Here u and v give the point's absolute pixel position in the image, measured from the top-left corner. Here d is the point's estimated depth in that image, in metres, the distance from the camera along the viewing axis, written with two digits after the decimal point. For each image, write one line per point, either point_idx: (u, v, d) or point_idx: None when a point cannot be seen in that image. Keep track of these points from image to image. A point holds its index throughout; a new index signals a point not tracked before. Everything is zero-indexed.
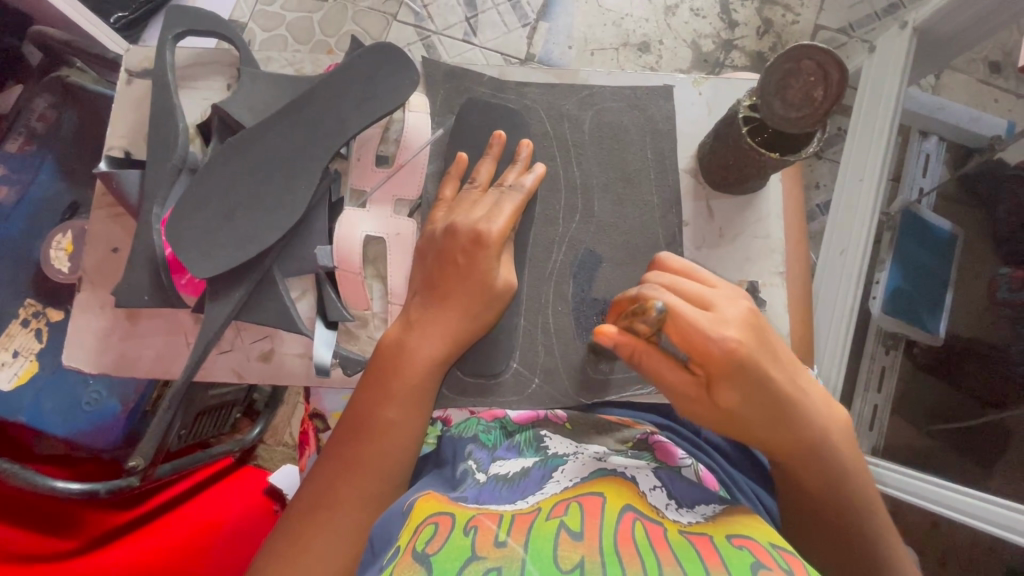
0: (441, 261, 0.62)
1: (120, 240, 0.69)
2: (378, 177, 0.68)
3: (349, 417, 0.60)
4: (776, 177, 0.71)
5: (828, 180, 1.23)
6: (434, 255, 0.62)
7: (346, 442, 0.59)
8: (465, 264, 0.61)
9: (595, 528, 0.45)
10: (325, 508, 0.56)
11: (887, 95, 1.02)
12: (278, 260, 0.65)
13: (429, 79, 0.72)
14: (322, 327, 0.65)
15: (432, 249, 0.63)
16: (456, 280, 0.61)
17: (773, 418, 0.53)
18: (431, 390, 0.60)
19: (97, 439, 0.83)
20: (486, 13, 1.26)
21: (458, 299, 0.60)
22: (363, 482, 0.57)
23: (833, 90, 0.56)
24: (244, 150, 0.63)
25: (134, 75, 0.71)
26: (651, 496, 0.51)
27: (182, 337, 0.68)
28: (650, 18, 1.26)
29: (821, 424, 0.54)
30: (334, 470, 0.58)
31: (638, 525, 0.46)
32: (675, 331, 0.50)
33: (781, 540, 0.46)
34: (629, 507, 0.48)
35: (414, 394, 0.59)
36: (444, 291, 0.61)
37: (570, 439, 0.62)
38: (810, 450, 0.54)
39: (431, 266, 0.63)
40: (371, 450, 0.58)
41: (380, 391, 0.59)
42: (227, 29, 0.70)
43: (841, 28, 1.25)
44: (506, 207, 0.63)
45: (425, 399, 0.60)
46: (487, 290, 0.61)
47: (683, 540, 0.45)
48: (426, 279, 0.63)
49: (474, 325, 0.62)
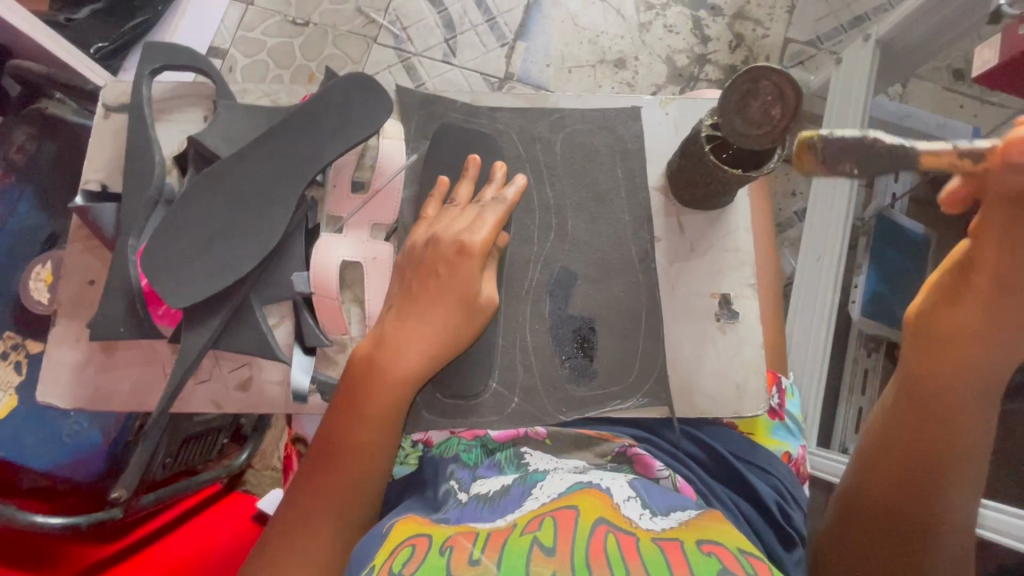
0: (419, 274, 0.63)
1: (96, 273, 0.70)
2: (354, 203, 0.69)
3: (316, 454, 0.61)
4: (744, 192, 0.73)
5: (804, 188, 1.23)
6: (413, 270, 0.64)
7: (311, 477, 0.60)
8: (424, 301, 0.62)
9: (568, 541, 0.46)
10: (289, 541, 0.57)
11: (855, 105, 1.05)
12: (255, 287, 0.65)
13: (404, 105, 0.74)
14: (300, 353, 0.66)
15: (411, 265, 0.64)
16: (415, 320, 0.61)
17: (950, 426, 0.54)
18: (406, 406, 0.61)
19: (77, 471, 0.82)
20: (464, 34, 1.29)
21: (414, 340, 0.61)
22: (322, 518, 0.58)
23: (790, 106, 0.57)
24: (218, 180, 0.64)
25: (111, 109, 0.72)
26: (625, 508, 0.52)
27: (159, 367, 0.68)
28: (625, 35, 1.29)
29: (958, 460, 0.54)
30: (298, 503, 0.59)
31: (611, 537, 0.47)
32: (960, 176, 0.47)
33: (750, 548, 0.50)
34: (602, 519, 0.48)
35: (389, 409, 0.60)
36: (400, 335, 0.61)
37: (550, 455, 0.64)
38: (921, 468, 0.55)
39: (410, 279, 0.64)
40: (337, 484, 0.59)
41: (354, 409, 0.60)
42: (203, 63, 0.71)
43: (810, 41, 1.28)
44: (488, 221, 0.64)
45: (400, 414, 0.61)
46: (475, 311, 0.62)
47: (653, 546, 0.46)
48: (404, 292, 0.64)
49: (458, 335, 0.62)
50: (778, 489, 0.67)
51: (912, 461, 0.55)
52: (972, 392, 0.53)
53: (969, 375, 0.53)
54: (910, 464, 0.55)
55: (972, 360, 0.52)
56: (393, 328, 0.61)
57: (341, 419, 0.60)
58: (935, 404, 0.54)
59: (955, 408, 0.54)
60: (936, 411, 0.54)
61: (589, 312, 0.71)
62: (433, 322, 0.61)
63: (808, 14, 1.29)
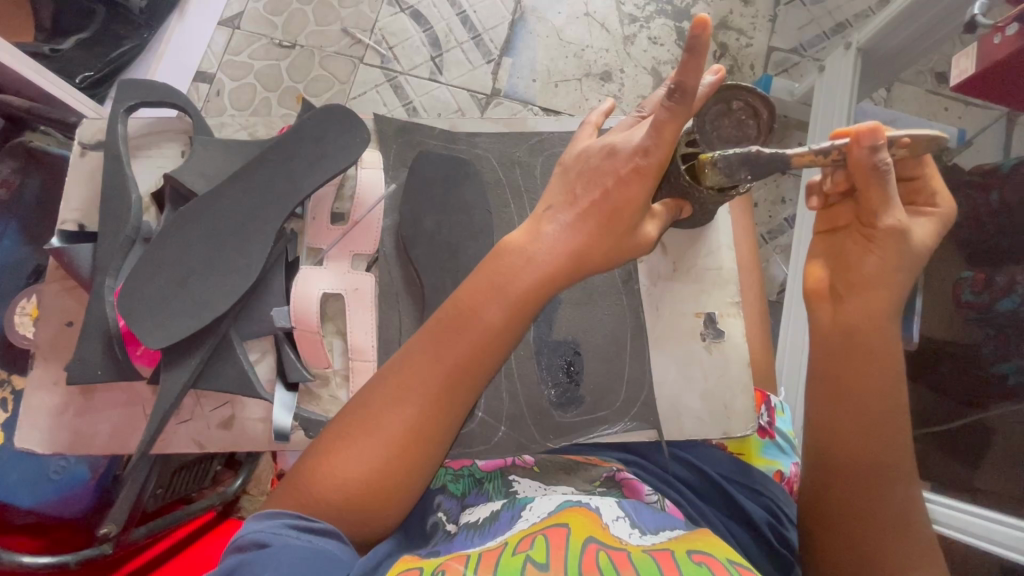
0: (589, 189, 0.55)
1: (73, 313, 0.72)
2: (334, 235, 0.70)
3: (351, 415, 0.54)
4: (726, 210, 0.73)
5: (794, 194, 1.22)
6: (584, 183, 0.56)
7: (339, 438, 0.53)
8: (524, 263, 0.54)
9: (561, 558, 0.45)
10: (311, 503, 0.51)
11: (841, 108, 1.02)
12: (235, 322, 0.67)
13: (381, 134, 0.75)
14: (282, 390, 0.67)
15: (591, 177, 0.56)
16: (490, 298, 0.53)
17: (877, 425, 0.57)
18: (505, 349, 0.55)
19: (63, 508, 0.80)
20: (450, 52, 1.29)
21: (488, 320, 0.53)
22: (354, 484, 0.51)
23: (766, 125, 0.59)
24: (198, 215, 0.66)
25: (87, 147, 0.74)
26: (614, 527, 0.51)
27: (140, 408, 0.70)
28: (609, 48, 1.29)
29: (896, 456, 0.57)
30: (323, 460, 0.52)
31: (603, 553, 0.46)
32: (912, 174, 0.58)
33: (736, 557, 0.50)
34: (592, 538, 0.48)
35: (488, 352, 0.54)
36: (473, 313, 0.53)
37: (538, 481, 0.63)
38: (865, 464, 0.57)
39: (580, 194, 0.56)
40: (371, 452, 0.52)
41: (452, 346, 0.53)
42: (179, 99, 0.73)
43: (794, 49, 1.29)
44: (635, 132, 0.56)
45: (500, 355, 0.54)
46: (627, 238, 0.55)
47: (646, 558, 0.46)
48: (567, 193, 0.57)
49: (601, 261, 0.55)
50: (771, 510, 0.66)
51: (858, 458, 0.57)
52: (881, 383, 0.57)
53: (878, 369, 0.57)
54: (847, 463, 0.58)
55: (868, 350, 0.57)
56: (458, 315, 0.54)
57: (386, 390, 0.53)
58: (857, 398, 0.58)
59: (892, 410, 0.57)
60: (857, 403, 0.58)
61: (574, 335, 0.72)
62: (528, 292, 0.53)
63: (791, 22, 1.30)
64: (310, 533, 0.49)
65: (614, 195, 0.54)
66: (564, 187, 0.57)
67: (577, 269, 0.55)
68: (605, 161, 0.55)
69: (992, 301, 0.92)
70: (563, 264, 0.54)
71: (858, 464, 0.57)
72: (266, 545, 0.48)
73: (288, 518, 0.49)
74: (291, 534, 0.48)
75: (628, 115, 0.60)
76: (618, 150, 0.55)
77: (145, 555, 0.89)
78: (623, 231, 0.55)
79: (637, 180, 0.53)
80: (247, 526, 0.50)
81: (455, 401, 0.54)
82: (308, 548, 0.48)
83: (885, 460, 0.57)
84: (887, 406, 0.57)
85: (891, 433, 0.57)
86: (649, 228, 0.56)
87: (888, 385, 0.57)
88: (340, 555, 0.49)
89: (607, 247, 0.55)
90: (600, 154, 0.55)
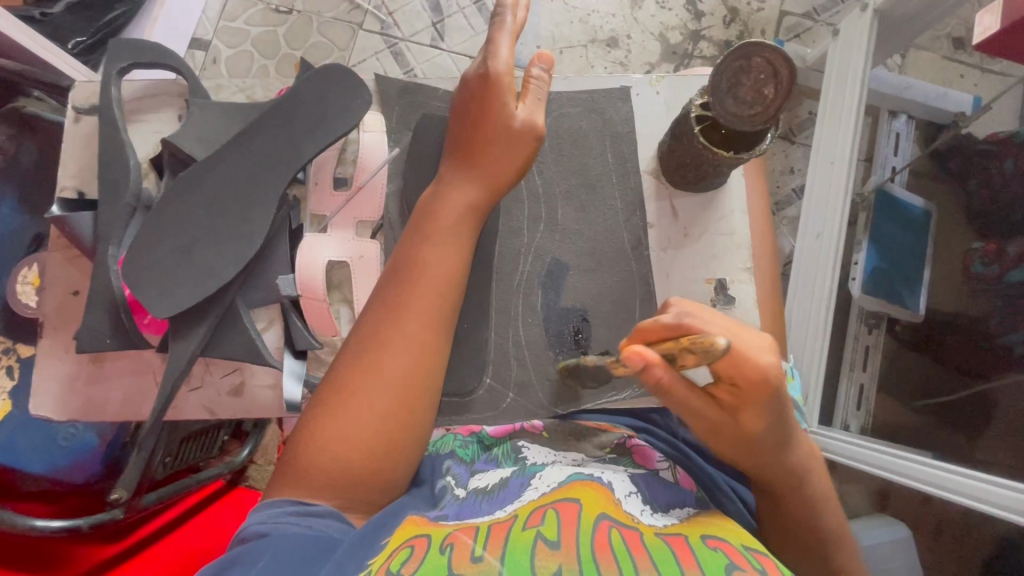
0: (473, 117, 0.60)
1: (78, 282, 0.71)
2: (338, 201, 0.69)
3: (333, 385, 0.54)
4: (738, 172, 0.72)
5: (803, 164, 1.21)
6: (466, 114, 0.61)
7: (324, 411, 0.53)
8: (438, 197, 0.60)
9: (572, 534, 0.45)
10: (325, 463, 0.51)
11: (853, 78, 0.97)
12: (241, 291, 0.67)
13: (383, 96, 0.73)
14: (290, 357, 0.68)
15: (470, 102, 0.61)
16: (450, 241, 0.58)
17: (781, 488, 0.55)
18: (458, 289, 0.59)
19: (74, 474, 0.81)
20: (452, 17, 1.25)
21: (437, 262, 0.57)
22: (350, 452, 0.52)
23: (784, 86, 0.57)
24: (198, 183, 0.65)
25: (81, 112, 0.72)
26: (626, 502, 0.51)
27: (149, 376, 0.70)
28: (616, 13, 1.25)
29: (834, 521, 0.57)
30: (327, 423, 0.52)
31: (615, 532, 0.46)
32: (739, 362, 0.46)
33: (754, 544, 0.49)
34: (605, 514, 0.48)
35: (444, 284, 0.57)
36: (423, 263, 0.57)
37: (548, 448, 0.64)
38: (816, 541, 0.56)
39: (465, 124, 0.61)
40: (355, 425, 0.52)
41: (410, 295, 0.56)
42: (173, 61, 0.71)
43: (807, 13, 1.25)
44: (503, 37, 0.60)
45: (454, 290, 0.58)
46: (501, 153, 0.60)
47: (659, 541, 0.46)
48: (457, 140, 0.61)
49: (489, 179, 0.60)
50: None
51: (804, 540, 0.57)
52: (786, 472, 0.54)
53: (781, 473, 0.54)
54: (808, 537, 0.56)
55: (777, 465, 0.54)
56: (414, 266, 0.57)
57: (357, 356, 0.55)
58: (784, 494, 0.56)
59: (797, 487, 0.55)
60: (787, 498, 0.56)
61: (582, 302, 0.71)
62: (457, 222, 0.59)
63: None
64: (309, 519, 0.50)
65: (488, 116, 0.60)
66: (463, 103, 0.61)
67: (491, 184, 0.60)
68: (477, 85, 0.60)
69: (1002, 273, 0.93)
70: (471, 184, 0.60)
71: (805, 548, 0.57)
72: (266, 534, 0.49)
73: (287, 505, 0.51)
74: (290, 522, 0.49)
75: (542, 74, 0.61)
76: (487, 73, 0.59)
77: (158, 521, 0.91)
78: (504, 144, 0.60)
79: (503, 103, 0.59)
80: (249, 519, 0.51)
81: (439, 339, 0.56)
82: (304, 534, 0.49)
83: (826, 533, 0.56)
84: (794, 480, 0.55)
85: (817, 509, 0.56)
86: (537, 116, 0.61)
87: (797, 475, 0.55)
88: (338, 537, 0.50)
89: (496, 157, 0.60)
90: (474, 81, 0.60)
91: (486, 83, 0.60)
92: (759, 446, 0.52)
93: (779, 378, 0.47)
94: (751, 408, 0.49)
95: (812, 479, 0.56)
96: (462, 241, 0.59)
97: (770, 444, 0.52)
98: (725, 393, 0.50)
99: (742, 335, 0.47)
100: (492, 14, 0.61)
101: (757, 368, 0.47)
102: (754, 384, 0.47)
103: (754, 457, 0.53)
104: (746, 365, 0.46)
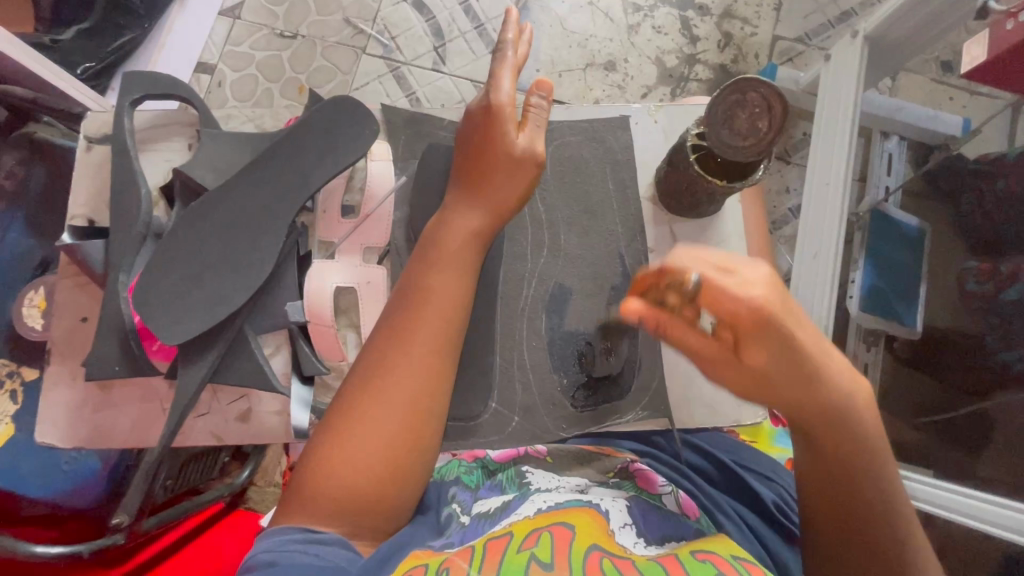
0: (476, 147, 0.62)
1: (87, 308, 0.72)
2: (344, 228, 0.71)
3: (340, 410, 0.55)
4: (736, 199, 0.74)
5: (798, 184, 1.23)
6: (470, 143, 0.63)
7: (331, 438, 0.54)
8: (444, 225, 0.61)
9: (565, 559, 0.47)
10: (333, 471, 0.52)
11: (845, 101, 0.99)
12: (249, 317, 0.68)
13: (390, 125, 0.75)
14: (298, 384, 0.69)
15: (474, 131, 0.63)
16: (450, 265, 0.59)
17: (824, 460, 0.53)
18: (462, 316, 0.59)
19: (76, 499, 0.81)
20: (453, 42, 1.28)
21: (441, 287, 0.59)
22: (359, 477, 0.52)
23: (776, 121, 0.59)
24: (209, 211, 0.66)
25: (94, 141, 0.74)
26: (620, 534, 0.52)
27: (156, 402, 0.71)
28: (614, 37, 1.28)
29: (897, 495, 0.53)
30: (335, 446, 0.53)
31: (606, 562, 0.47)
32: (719, 303, 0.45)
33: (741, 552, 0.52)
34: (595, 545, 0.49)
35: (447, 311, 0.58)
36: (427, 292, 0.58)
37: (552, 473, 0.65)
38: (875, 519, 0.52)
39: (469, 153, 0.63)
40: (371, 415, 0.54)
41: (411, 318, 0.57)
42: (186, 92, 0.73)
43: (799, 38, 1.28)
44: (504, 71, 0.62)
45: (459, 315, 0.59)
46: (503, 184, 0.61)
47: (651, 564, 0.48)
48: (460, 170, 0.63)
49: (490, 211, 0.61)
50: (782, 496, 0.67)
51: (855, 519, 0.53)
52: (822, 415, 0.51)
53: (818, 417, 0.51)
54: (860, 514, 0.52)
55: (808, 403, 0.50)
56: (414, 293, 0.59)
57: (365, 378, 0.56)
58: (830, 465, 0.53)
59: (842, 452, 0.52)
60: (835, 465, 0.53)
61: (585, 327, 0.72)
62: (460, 248, 0.60)
63: (796, 11, 1.29)
64: (315, 548, 0.50)
65: (490, 147, 0.61)
66: (468, 132, 0.63)
67: (493, 210, 0.61)
68: (482, 117, 0.62)
69: (997, 291, 0.93)
70: (474, 211, 0.61)
71: (863, 529, 0.52)
72: (275, 564, 0.49)
73: (295, 533, 0.51)
74: (298, 550, 0.49)
75: (540, 100, 0.63)
76: (492, 104, 0.61)
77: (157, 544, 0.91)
78: (506, 170, 0.61)
79: (505, 134, 0.61)
80: (257, 547, 0.51)
81: (446, 356, 0.57)
82: (312, 563, 0.49)
83: (882, 506, 0.52)
84: (835, 441, 0.52)
85: (868, 480, 0.53)
86: (537, 142, 0.63)
87: (831, 408, 0.51)
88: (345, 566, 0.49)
89: (499, 185, 0.61)
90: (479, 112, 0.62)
91: (488, 114, 0.61)
92: (772, 386, 0.49)
93: (771, 308, 0.45)
94: (750, 346, 0.46)
95: (867, 431, 0.52)
96: (467, 266, 0.60)
97: (786, 384, 0.49)
98: (727, 333, 0.48)
99: (728, 267, 0.46)
100: (493, 49, 0.63)
101: (744, 300, 0.44)
102: (746, 320, 0.45)
103: (777, 402, 0.50)
104: (728, 299, 0.44)
